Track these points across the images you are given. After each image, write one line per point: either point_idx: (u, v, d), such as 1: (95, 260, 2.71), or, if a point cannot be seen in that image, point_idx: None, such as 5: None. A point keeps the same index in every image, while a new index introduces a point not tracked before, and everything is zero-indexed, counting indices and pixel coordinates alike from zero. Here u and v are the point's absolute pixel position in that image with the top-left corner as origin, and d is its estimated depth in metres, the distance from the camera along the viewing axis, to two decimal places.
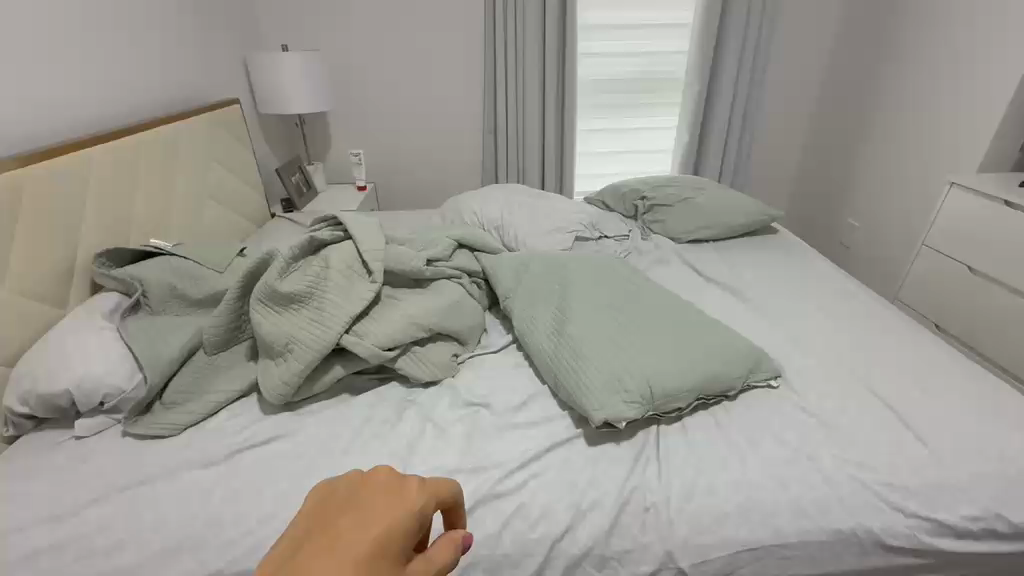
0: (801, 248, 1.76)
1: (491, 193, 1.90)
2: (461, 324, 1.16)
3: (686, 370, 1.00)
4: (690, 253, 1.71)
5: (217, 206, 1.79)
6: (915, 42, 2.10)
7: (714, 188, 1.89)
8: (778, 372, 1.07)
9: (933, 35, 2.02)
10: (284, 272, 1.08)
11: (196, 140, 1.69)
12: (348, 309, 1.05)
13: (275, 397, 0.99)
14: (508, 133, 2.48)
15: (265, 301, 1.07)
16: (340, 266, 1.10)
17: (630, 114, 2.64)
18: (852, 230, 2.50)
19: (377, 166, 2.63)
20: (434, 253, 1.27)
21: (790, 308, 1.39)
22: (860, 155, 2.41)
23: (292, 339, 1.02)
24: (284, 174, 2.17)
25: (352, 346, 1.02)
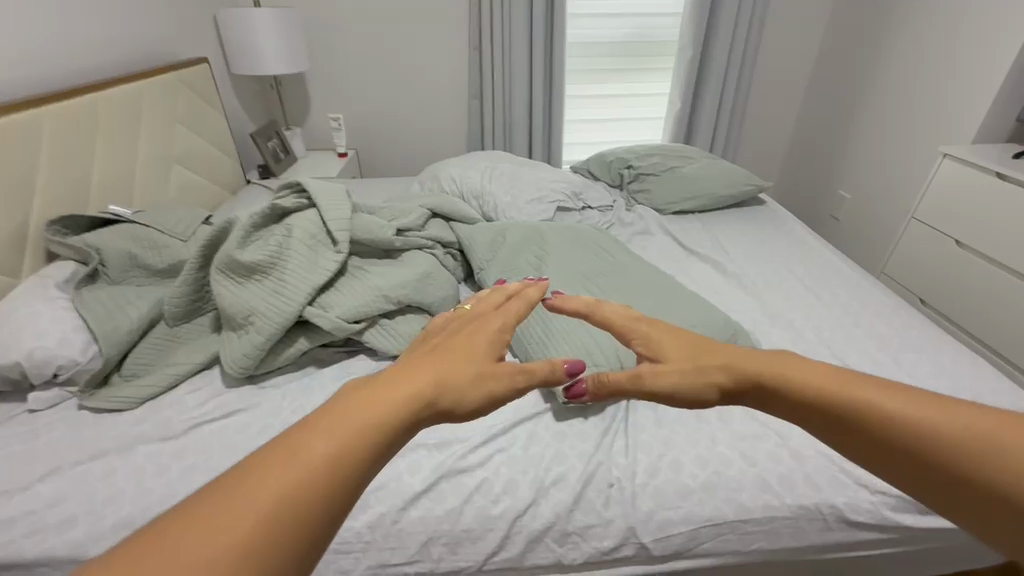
0: (789, 222, 1.72)
1: (472, 160, 1.84)
2: (431, 297, 1.13)
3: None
4: (675, 226, 1.67)
5: (185, 172, 1.72)
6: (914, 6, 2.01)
7: (702, 157, 1.84)
8: (753, 346, 1.07)
9: None
10: (244, 241, 1.03)
11: (161, 99, 1.61)
12: (310, 281, 1.01)
13: (237, 369, 0.97)
14: (494, 98, 2.38)
15: (227, 272, 1.03)
16: (303, 234, 1.05)
17: (621, 79, 2.55)
18: (842, 203, 2.47)
19: (358, 132, 2.54)
20: (406, 223, 1.21)
21: (771, 282, 1.37)
22: (853, 126, 2.35)
23: (252, 311, 0.99)
24: (259, 140, 2.09)
25: (316, 319, 0.98)
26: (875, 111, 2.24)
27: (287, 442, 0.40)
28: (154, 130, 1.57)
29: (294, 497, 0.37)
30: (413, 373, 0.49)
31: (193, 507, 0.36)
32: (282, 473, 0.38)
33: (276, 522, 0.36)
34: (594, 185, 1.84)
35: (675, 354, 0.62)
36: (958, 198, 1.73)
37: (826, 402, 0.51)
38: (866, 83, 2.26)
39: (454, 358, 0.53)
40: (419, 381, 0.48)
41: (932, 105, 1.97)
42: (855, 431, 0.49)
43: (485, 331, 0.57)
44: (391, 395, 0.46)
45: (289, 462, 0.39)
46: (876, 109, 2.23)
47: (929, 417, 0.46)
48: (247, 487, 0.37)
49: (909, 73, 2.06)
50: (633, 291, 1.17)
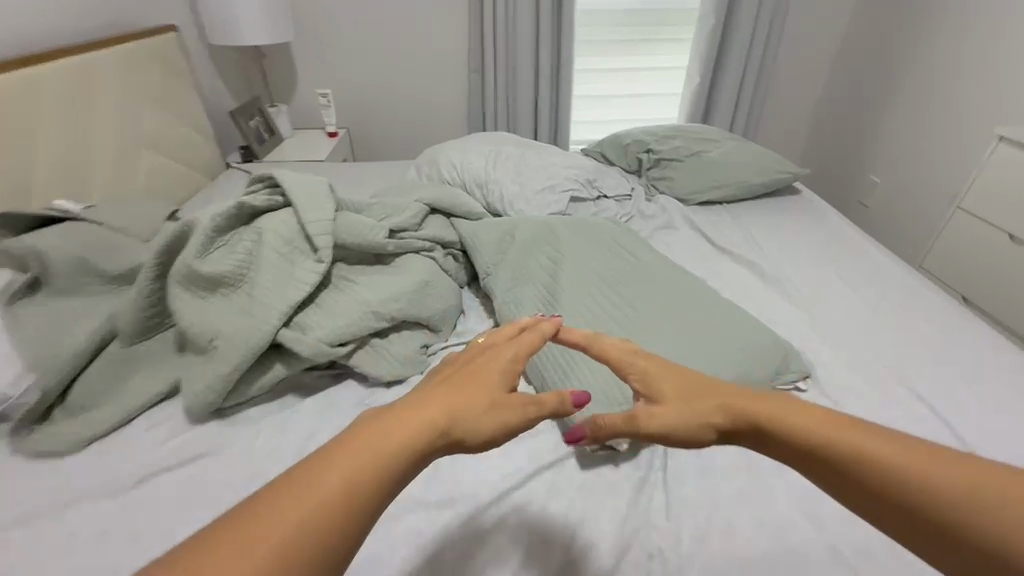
0: (827, 213, 1.55)
1: (474, 143, 1.65)
2: (430, 309, 0.97)
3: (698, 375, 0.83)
4: (701, 218, 1.49)
5: (155, 156, 1.53)
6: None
7: (730, 139, 1.65)
8: (806, 372, 0.92)
9: None
10: (205, 248, 0.85)
11: (121, 74, 1.41)
12: (285, 299, 0.84)
13: (200, 404, 0.81)
14: (497, 72, 2.17)
15: (187, 285, 0.86)
16: (276, 240, 0.87)
17: (636, 50, 2.33)
18: (872, 188, 2.29)
19: (348, 110, 2.33)
20: (400, 222, 1.03)
21: (815, 287, 1.21)
22: (889, 106, 2.15)
23: (217, 333, 0.82)
24: (239, 118, 1.89)
25: (293, 344, 0.83)
26: (914, 91, 2.04)
27: (309, 468, 0.39)
28: (115, 110, 1.38)
29: (326, 512, 0.37)
30: (431, 400, 0.47)
31: (215, 530, 0.35)
32: (308, 493, 0.37)
33: (298, 548, 0.35)
34: (610, 171, 1.66)
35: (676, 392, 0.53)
36: (1017, 186, 1.55)
37: (832, 452, 0.45)
38: (907, 58, 2.06)
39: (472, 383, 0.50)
40: (437, 406, 0.46)
41: (986, 83, 1.78)
42: (856, 484, 0.43)
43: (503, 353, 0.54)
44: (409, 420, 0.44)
45: (320, 477, 0.38)
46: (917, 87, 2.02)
47: (937, 468, 0.41)
48: (282, 500, 0.37)
49: (958, 44, 1.86)
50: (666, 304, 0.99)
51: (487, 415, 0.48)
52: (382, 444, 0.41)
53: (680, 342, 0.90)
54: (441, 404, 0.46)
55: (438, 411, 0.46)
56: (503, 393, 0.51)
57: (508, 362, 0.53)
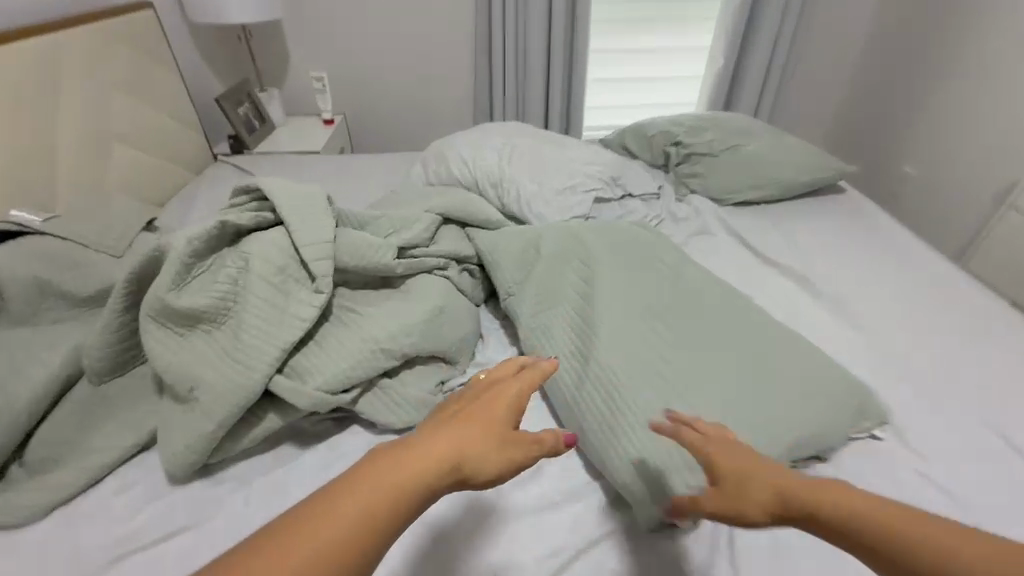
0: (877, 215, 1.40)
1: (486, 135, 1.49)
2: (447, 341, 0.84)
3: (767, 429, 0.71)
4: (738, 221, 1.35)
5: (131, 150, 1.37)
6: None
7: (768, 131, 1.49)
8: (884, 417, 0.79)
9: None
10: (182, 278, 0.73)
11: (88, 58, 1.24)
12: (276, 340, 0.70)
13: (180, 465, 0.69)
14: (505, 54, 1.97)
15: (163, 321, 0.74)
16: (265, 267, 0.74)
17: (654, 29, 2.14)
18: (906, 181, 2.07)
19: (344, 94, 2.15)
20: (410, 238, 0.89)
21: (876, 305, 1.07)
22: (924, 90, 1.96)
23: (198, 381, 0.70)
24: (226, 105, 1.73)
25: (287, 395, 0.70)
26: (955, 72, 1.84)
27: (320, 506, 0.43)
28: (81, 100, 1.22)
29: (359, 528, 0.42)
30: (431, 441, 0.48)
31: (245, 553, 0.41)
32: (322, 529, 0.41)
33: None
34: (635, 166, 1.50)
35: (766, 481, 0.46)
36: None
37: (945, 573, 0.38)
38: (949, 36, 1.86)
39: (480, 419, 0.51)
40: (445, 444, 0.48)
41: None
42: None
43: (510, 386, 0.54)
44: (418, 459, 0.46)
45: (347, 501, 0.43)
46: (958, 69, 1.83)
47: None
48: (321, 516, 0.42)
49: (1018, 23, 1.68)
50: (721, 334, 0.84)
51: (495, 453, 0.49)
52: (387, 485, 0.44)
53: (740, 385, 0.76)
54: (442, 445, 0.48)
55: (446, 450, 0.47)
56: (511, 429, 0.51)
57: (516, 396, 0.53)
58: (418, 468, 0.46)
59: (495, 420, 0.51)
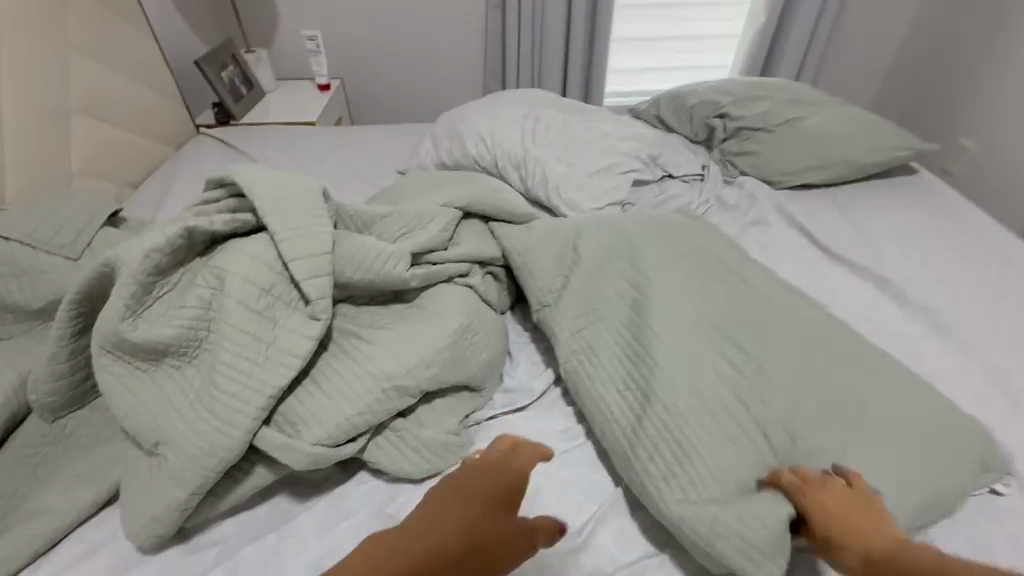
0: (955, 200, 1.21)
1: (505, 105, 1.29)
2: (473, 368, 0.69)
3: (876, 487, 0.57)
4: (796, 207, 1.18)
5: (98, 126, 1.20)
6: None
7: (829, 102, 1.30)
8: (1006, 468, 0.65)
9: None
10: (140, 302, 0.57)
11: (36, 15, 1.04)
12: (262, 383, 0.55)
13: (146, 538, 0.55)
14: (520, 8, 1.72)
15: (119, 354, 0.59)
16: (245, 289, 0.58)
17: None
18: (962, 155, 1.77)
19: (340, 56, 1.92)
20: (426, 241, 0.73)
21: (970, 315, 0.91)
22: (985, 49, 1.68)
23: (166, 434, 0.55)
24: (208, 70, 1.52)
25: (279, 452, 0.55)
26: (1019, 31, 1.57)
27: None
28: (30, 65, 1.03)
29: None
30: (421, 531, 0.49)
31: None
32: None
33: None
34: (674, 143, 1.31)
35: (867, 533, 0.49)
36: None
37: None
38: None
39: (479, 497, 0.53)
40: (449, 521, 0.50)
41: None
42: None
43: (511, 464, 0.57)
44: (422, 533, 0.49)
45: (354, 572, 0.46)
46: None
47: None
48: None
49: None
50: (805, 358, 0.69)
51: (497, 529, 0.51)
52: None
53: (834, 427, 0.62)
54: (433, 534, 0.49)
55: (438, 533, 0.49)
56: (508, 508, 0.54)
57: (510, 479, 0.56)
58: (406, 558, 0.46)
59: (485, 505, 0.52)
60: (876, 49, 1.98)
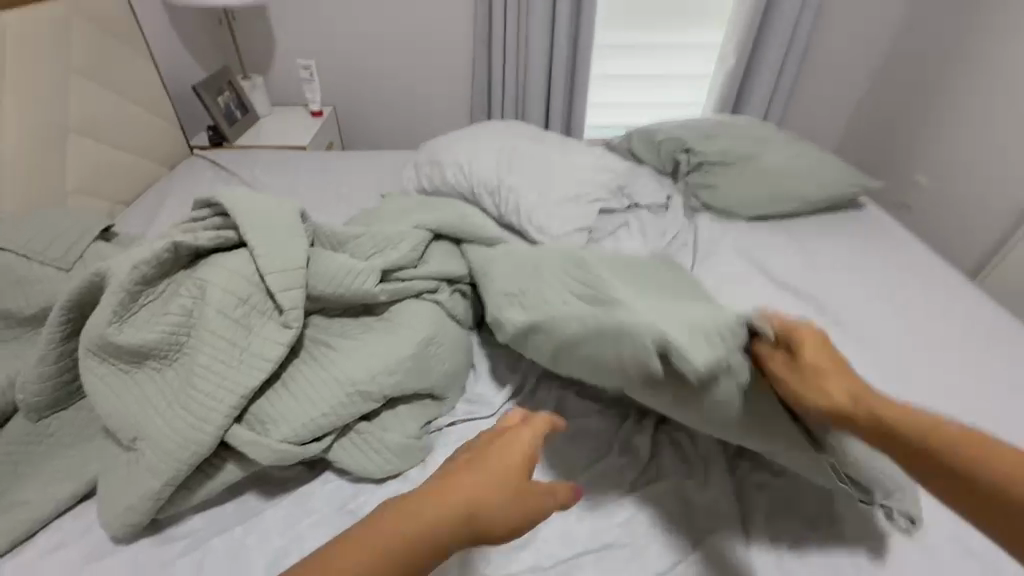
0: (900, 234, 1.31)
1: (486, 135, 1.38)
2: (435, 377, 0.75)
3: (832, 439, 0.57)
4: (752, 237, 1.26)
5: (94, 146, 1.26)
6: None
7: (785, 141, 1.40)
8: None
9: None
10: (127, 308, 0.63)
11: (42, 43, 1.12)
12: (236, 384, 0.61)
13: (120, 526, 0.59)
14: (505, 46, 1.83)
15: (104, 356, 0.64)
16: (224, 297, 0.64)
17: (662, 25, 1.97)
18: (918, 191, 1.87)
19: (334, 84, 2.02)
20: (397, 259, 0.79)
21: (902, 340, 0.98)
22: (934, 95, 1.80)
23: (144, 430, 0.60)
24: (204, 95, 1.61)
25: (248, 448, 0.60)
26: (964, 79, 1.70)
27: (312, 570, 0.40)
28: (31, 89, 1.10)
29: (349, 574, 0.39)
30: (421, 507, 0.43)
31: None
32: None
33: None
34: (643, 175, 1.40)
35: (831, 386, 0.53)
36: None
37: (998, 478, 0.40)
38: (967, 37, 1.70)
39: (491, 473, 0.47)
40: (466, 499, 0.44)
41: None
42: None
43: (523, 435, 0.50)
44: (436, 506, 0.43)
45: (361, 535, 0.41)
46: (969, 75, 1.68)
47: None
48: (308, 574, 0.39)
49: None
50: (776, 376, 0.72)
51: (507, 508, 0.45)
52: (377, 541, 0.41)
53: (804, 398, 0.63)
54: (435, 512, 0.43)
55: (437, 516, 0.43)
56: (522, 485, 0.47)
57: (523, 451, 0.49)
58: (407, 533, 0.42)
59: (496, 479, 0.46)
60: (839, 91, 2.12)
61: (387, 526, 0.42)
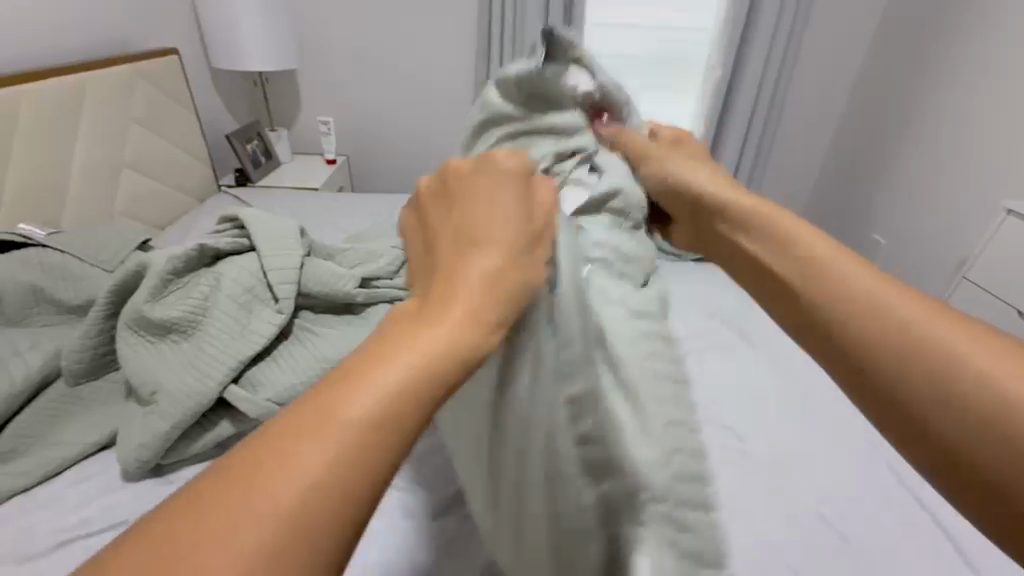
0: None
1: None
2: None
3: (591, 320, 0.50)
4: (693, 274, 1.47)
5: (138, 178, 1.50)
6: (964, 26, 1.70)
7: None
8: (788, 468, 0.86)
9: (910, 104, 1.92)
10: (159, 291, 0.81)
11: (113, 98, 1.39)
12: (236, 351, 0.78)
13: (131, 463, 0.75)
14: None
15: (135, 328, 0.81)
16: (234, 287, 0.83)
17: (644, 94, 2.19)
18: (874, 248, 2.06)
19: (348, 137, 2.29)
20: (375, 269, 0.97)
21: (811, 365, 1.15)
22: (879, 163, 2.02)
23: (160, 386, 0.77)
24: (235, 141, 1.87)
25: (238, 403, 0.76)
26: (901, 151, 1.93)
27: (297, 430, 0.29)
28: (96, 130, 1.35)
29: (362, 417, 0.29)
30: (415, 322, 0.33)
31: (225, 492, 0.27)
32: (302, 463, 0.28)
33: (333, 496, 0.27)
34: None
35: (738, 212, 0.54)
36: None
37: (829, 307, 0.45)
38: (903, 112, 1.92)
39: (451, 286, 0.35)
40: (431, 332, 0.32)
41: (980, 141, 1.65)
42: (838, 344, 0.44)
43: (487, 213, 0.40)
44: (397, 355, 0.31)
45: (303, 442, 0.28)
46: (906, 147, 1.91)
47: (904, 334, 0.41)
48: (298, 442, 0.28)
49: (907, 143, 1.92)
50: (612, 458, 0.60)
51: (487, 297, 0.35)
52: (377, 366, 0.31)
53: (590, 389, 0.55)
54: (437, 317, 0.33)
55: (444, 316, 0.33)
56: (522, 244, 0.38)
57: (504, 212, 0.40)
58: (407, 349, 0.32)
59: (491, 251, 0.37)
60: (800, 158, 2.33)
61: (379, 368, 0.31)
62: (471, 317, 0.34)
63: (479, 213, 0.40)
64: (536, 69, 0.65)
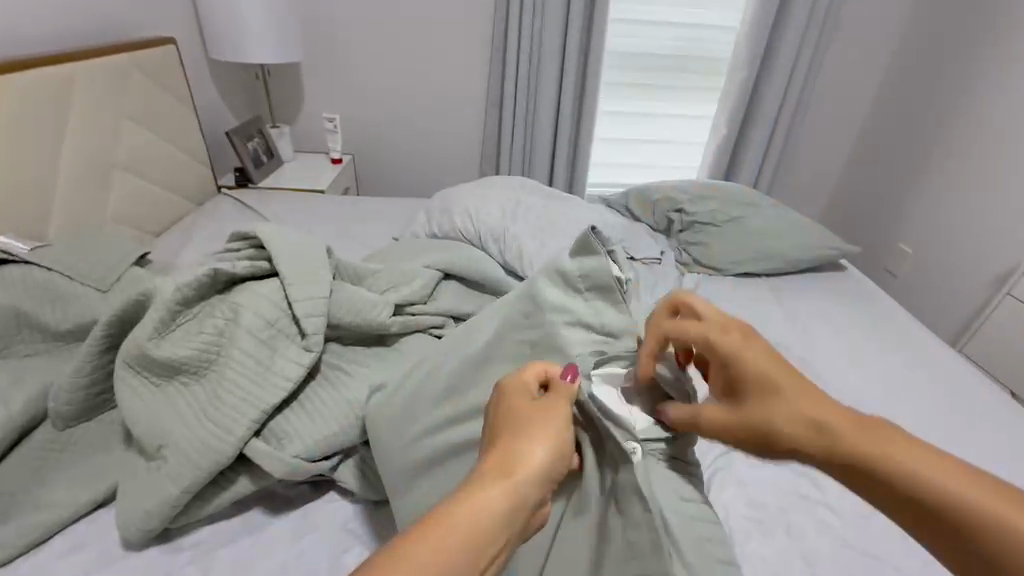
0: (875, 298, 1.43)
1: (494, 187, 1.50)
2: None
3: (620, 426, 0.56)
4: (730, 291, 1.39)
5: (132, 180, 1.36)
6: (1014, 29, 1.62)
7: (770, 210, 1.53)
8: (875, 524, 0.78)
9: (959, 137, 1.78)
10: (166, 325, 0.69)
11: (105, 91, 1.25)
12: (259, 399, 0.67)
13: (132, 532, 0.63)
14: (515, 107, 1.97)
15: (136, 368, 0.70)
16: (255, 321, 0.71)
17: (667, 95, 2.08)
18: (902, 258, 1.99)
19: (354, 134, 2.15)
20: (407, 295, 0.86)
21: (875, 396, 1.06)
22: (913, 172, 1.95)
23: (168, 440, 0.65)
24: (236, 139, 1.73)
25: (262, 461, 0.65)
26: (939, 158, 1.85)
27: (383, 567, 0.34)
28: (87, 127, 1.21)
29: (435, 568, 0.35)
30: (479, 487, 0.40)
31: None
32: None
33: None
34: (640, 233, 1.52)
35: (785, 414, 0.46)
36: None
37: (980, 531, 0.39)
38: (943, 118, 1.84)
39: (513, 454, 0.43)
40: (521, 464, 0.42)
41: None
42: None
43: (539, 407, 0.48)
44: (459, 514, 0.37)
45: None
46: (945, 155, 1.83)
47: None
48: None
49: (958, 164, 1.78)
50: (682, 528, 0.54)
51: (543, 469, 0.42)
52: (448, 524, 0.37)
53: (609, 472, 0.55)
54: (493, 489, 0.39)
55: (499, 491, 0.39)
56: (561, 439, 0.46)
57: (550, 409, 0.48)
58: (471, 515, 0.37)
59: (535, 438, 0.45)
60: (826, 163, 2.24)
61: (451, 521, 0.37)
62: (520, 492, 0.40)
63: (537, 406, 0.48)
64: (588, 233, 0.75)
